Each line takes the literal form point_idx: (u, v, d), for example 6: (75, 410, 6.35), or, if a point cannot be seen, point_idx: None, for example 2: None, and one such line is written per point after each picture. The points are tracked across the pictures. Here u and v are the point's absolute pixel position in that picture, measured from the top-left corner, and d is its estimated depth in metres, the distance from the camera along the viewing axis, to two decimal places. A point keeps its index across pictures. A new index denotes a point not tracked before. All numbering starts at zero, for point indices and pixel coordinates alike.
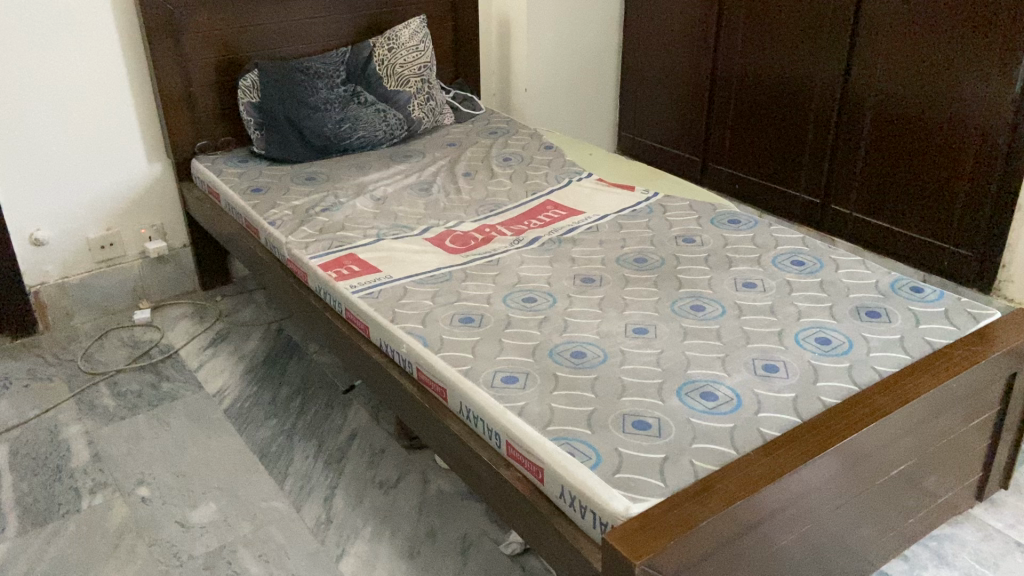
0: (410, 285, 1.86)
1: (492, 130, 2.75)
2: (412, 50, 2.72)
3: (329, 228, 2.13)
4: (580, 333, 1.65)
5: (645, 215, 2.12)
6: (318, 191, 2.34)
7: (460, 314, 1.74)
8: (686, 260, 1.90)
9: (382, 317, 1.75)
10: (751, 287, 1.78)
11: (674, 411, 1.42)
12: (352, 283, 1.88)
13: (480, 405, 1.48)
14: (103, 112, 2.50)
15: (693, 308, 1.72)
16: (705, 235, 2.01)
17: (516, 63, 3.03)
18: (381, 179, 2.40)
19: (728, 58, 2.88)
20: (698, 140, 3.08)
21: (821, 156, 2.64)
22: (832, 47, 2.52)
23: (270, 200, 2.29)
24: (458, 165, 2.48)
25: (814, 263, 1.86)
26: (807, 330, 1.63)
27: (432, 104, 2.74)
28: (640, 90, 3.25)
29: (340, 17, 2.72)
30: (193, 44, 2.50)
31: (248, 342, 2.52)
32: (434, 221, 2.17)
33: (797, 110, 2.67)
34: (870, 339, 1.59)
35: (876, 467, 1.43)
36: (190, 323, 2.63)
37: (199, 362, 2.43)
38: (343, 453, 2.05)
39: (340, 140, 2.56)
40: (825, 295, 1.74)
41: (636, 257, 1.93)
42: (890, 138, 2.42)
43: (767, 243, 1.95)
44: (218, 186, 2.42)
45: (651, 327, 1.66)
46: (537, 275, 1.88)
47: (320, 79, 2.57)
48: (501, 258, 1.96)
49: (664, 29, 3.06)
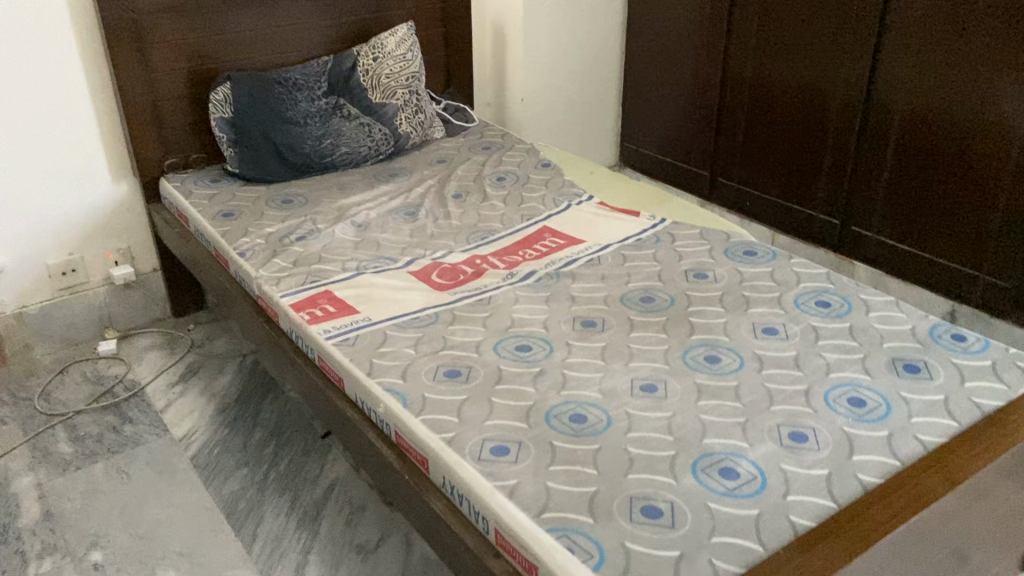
0: (390, 330, 1.66)
1: (486, 144, 2.55)
2: (398, 58, 2.51)
3: (304, 260, 1.93)
4: (581, 391, 1.46)
5: (652, 245, 1.93)
6: (295, 216, 2.14)
7: (445, 366, 1.54)
8: (699, 300, 1.71)
9: (358, 369, 1.56)
10: (772, 333, 1.59)
11: (690, 494, 1.22)
12: (326, 328, 1.68)
13: (465, 482, 1.29)
14: (61, 128, 2.29)
15: (707, 360, 1.52)
16: (719, 269, 1.81)
17: (511, 70, 2.84)
18: (363, 202, 2.21)
19: (739, 64, 2.67)
20: (706, 152, 2.87)
21: (841, 174, 2.43)
22: (854, 57, 2.32)
23: (242, 226, 2.09)
24: (448, 186, 2.29)
25: (842, 304, 1.66)
26: (838, 388, 1.42)
27: (421, 117, 2.54)
28: (644, 99, 3.05)
29: (321, 23, 2.51)
30: (161, 55, 2.30)
31: (221, 378, 2.33)
32: (420, 251, 1.97)
33: (815, 124, 2.47)
34: (910, 400, 1.38)
35: (923, 559, 1.24)
36: (159, 356, 2.44)
37: (167, 401, 2.25)
38: (318, 509, 1.86)
39: (321, 157, 2.36)
40: (856, 343, 1.53)
41: (643, 296, 1.74)
42: (919, 155, 2.22)
43: (788, 279, 1.75)
44: (186, 210, 2.23)
45: (660, 383, 1.47)
46: (532, 318, 1.69)
47: (299, 91, 2.38)
48: (492, 296, 1.77)
49: (672, 34, 2.86)
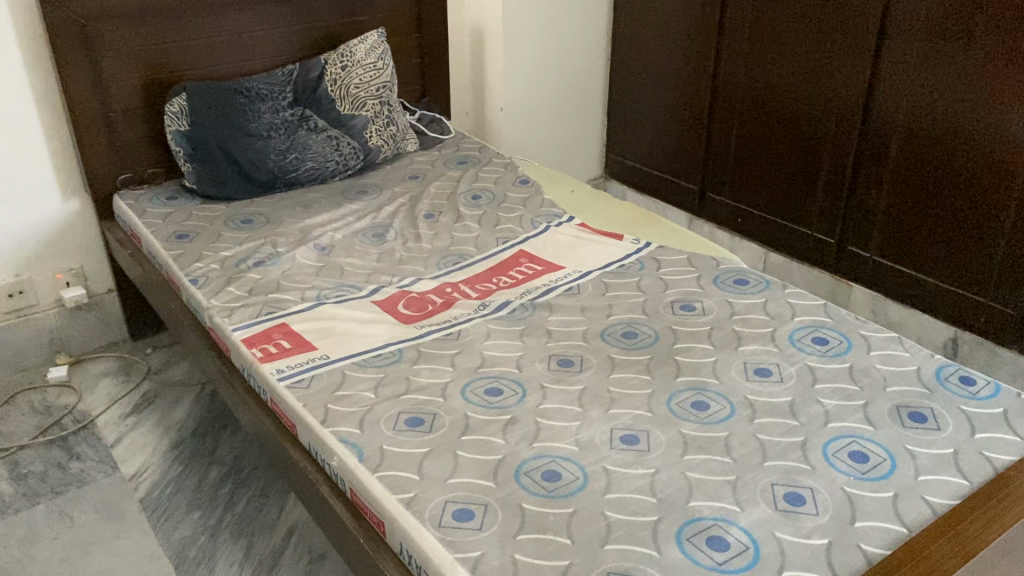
0: (349, 369, 1.52)
1: (462, 159, 2.41)
2: (368, 67, 2.37)
3: (261, 289, 1.79)
4: (556, 443, 1.32)
5: (636, 272, 1.80)
6: (254, 238, 1.99)
7: (407, 413, 1.40)
8: (686, 335, 1.58)
9: (312, 416, 1.41)
10: (766, 374, 1.46)
11: (675, 568, 1.09)
12: (279, 367, 1.54)
13: (424, 552, 1.14)
14: (3, 141, 2.12)
15: (695, 407, 1.39)
16: (707, 300, 1.68)
17: (491, 79, 2.70)
18: (329, 222, 2.06)
19: (730, 73, 2.54)
20: (696, 165, 2.74)
21: (838, 190, 2.31)
22: (853, 68, 2.19)
23: (196, 249, 1.94)
24: (420, 205, 2.15)
25: (841, 341, 1.53)
26: (838, 441, 1.29)
27: (393, 129, 2.40)
28: (631, 108, 2.92)
29: (287, 30, 2.37)
30: (114, 63, 2.13)
31: (178, 409, 2.18)
32: (387, 278, 1.83)
33: (810, 137, 2.34)
34: (917, 454, 1.26)
35: None
36: (113, 384, 2.28)
37: (118, 434, 2.09)
38: (275, 559, 1.72)
39: (285, 173, 2.21)
40: (856, 388, 1.41)
41: (626, 330, 1.60)
42: (921, 172, 2.09)
43: (782, 312, 1.63)
44: (139, 229, 2.07)
45: (643, 434, 1.33)
46: (505, 356, 1.55)
47: (263, 101, 2.23)
48: (462, 330, 1.63)
49: (660, 41, 2.73)
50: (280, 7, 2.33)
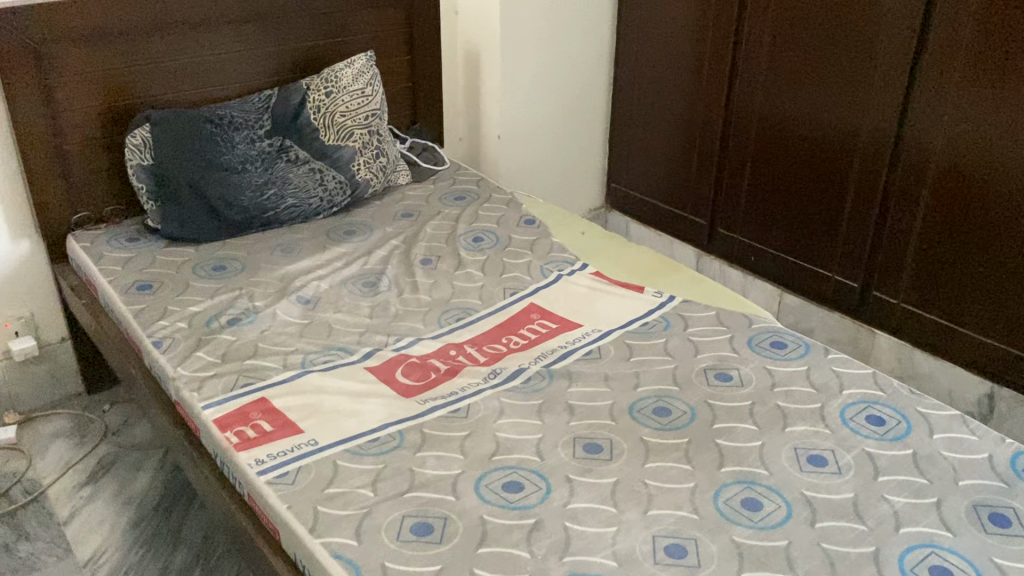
0: (343, 459, 1.31)
1: (458, 194, 2.23)
2: (356, 94, 2.16)
3: (236, 354, 1.56)
4: (589, 556, 1.13)
5: (661, 331, 1.63)
6: (228, 289, 1.77)
7: (412, 518, 1.20)
8: (725, 411, 1.40)
9: (298, 523, 1.20)
10: (821, 463, 1.28)
11: None
12: (259, 456, 1.32)
13: None
14: None
15: (746, 507, 1.20)
16: (743, 368, 1.51)
17: (487, 104, 2.52)
18: (312, 270, 1.85)
19: (744, 102, 2.39)
20: (705, 198, 2.59)
21: (863, 230, 2.17)
22: (882, 101, 2.04)
23: (162, 303, 1.71)
24: (415, 248, 1.94)
25: (899, 421, 1.36)
26: (915, 552, 1.12)
27: (383, 161, 2.18)
28: (635, 134, 2.76)
29: (267, 51, 2.14)
30: (68, 88, 1.88)
31: (140, 477, 1.94)
32: (382, 337, 1.63)
33: (833, 173, 2.20)
34: (1008, 570, 1.09)
35: None
36: (66, 447, 2.03)
37: (71, 509, 1.85)
38: None
39: (263, 212, 1.98)
40: (925, 481, 1.24)
41: (656, 405, 1.42)
42: (956, 216, 1.95)
43: (829, 383, 1.46)
44: (94, 277, 1.83)
45: (690, 544, 1.14)
46: (522, 438, 1.35)
47: (237, 131, 2.02)
48: (471, 404, 1.43)
49: (667, 65, 2.58)
50: (260, 26, 2.11)
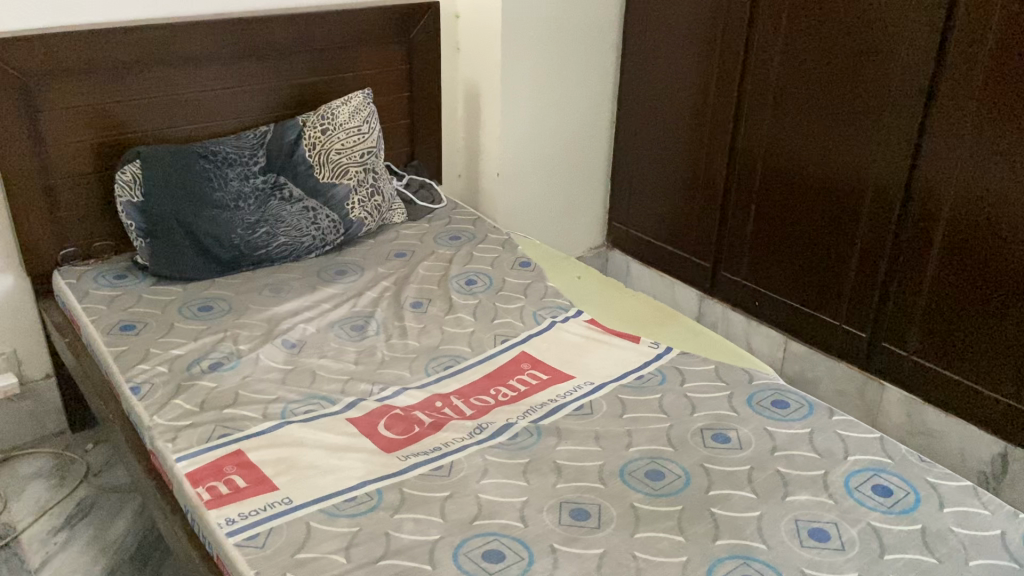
0: (316, 520, 1.24)
1: (453, 234, 2.18)
2: (352, 131, 2.14)
3: (214, 402, 1.50)
4: None
5: (656, 384, 1.56)
6: (212, 330, 1.72)
7: None
8: (722, 475, 1.33)
9: None
10: (823, 538, 1.20)
11: None
12: (229, 514, 1.25)
13: None
14: None
15: None
16: (742, 428, 1.44)
17: (486, 142, 2.49)
18: (301, 312, 1.80)
19: (750, 144, 2.34)
20: (709, 240, 2.54)
21: (871, 279, 2.10)
22: (891, 146, 1.99)
23: (144, 345, 1.66)
24: (405, 291, 1.89)
25: (908, 492, 1.29)
26: None
27: (378, 199, 2.15)
28: (637, 173, 2.73)
29: (263, 88, 2.13)
30: (59, 124, 1.86)
31: (118, 522, 1.88)
32: (366, 386, 1.56)
33: (840, 219, 2.14)
34: None
35: None
36: (44, 490, 1.97)
37: (44, 556, 1.77)
38: None
39: (253, 250, 1.94)
40: (934, 560, 1.16)
41: (650, 468, 1.35)
42: (967, 267, 1.88)
43: (832, 448, 1.39)
44: (77, 314, 1.78)
45: None
46: (504, 501, 1.28)
47: (230, 167, 1.99)
48: (453, 461, 1.37)
49: (672, 104, 2.54)
50: (256, 63, 2.09)
